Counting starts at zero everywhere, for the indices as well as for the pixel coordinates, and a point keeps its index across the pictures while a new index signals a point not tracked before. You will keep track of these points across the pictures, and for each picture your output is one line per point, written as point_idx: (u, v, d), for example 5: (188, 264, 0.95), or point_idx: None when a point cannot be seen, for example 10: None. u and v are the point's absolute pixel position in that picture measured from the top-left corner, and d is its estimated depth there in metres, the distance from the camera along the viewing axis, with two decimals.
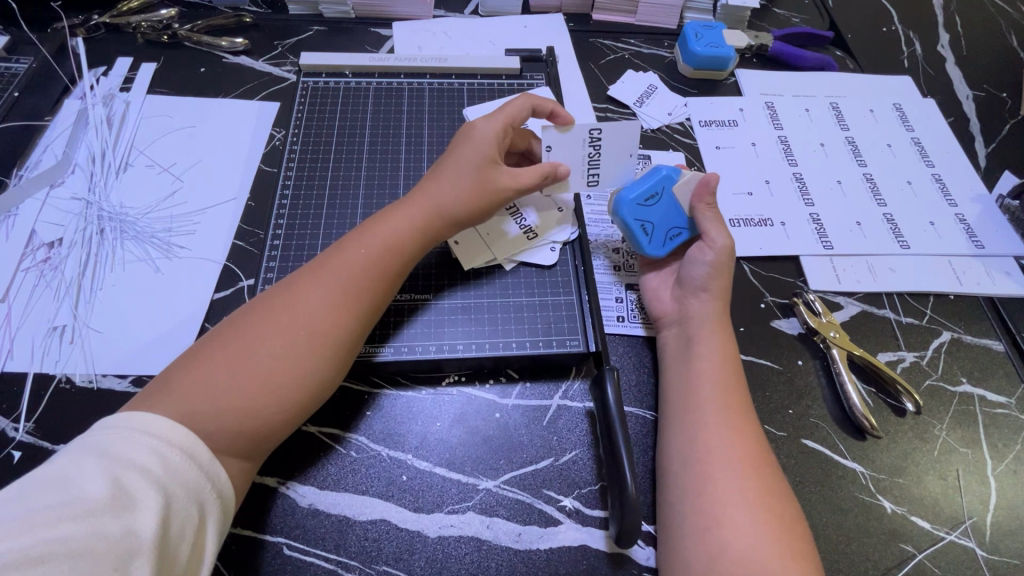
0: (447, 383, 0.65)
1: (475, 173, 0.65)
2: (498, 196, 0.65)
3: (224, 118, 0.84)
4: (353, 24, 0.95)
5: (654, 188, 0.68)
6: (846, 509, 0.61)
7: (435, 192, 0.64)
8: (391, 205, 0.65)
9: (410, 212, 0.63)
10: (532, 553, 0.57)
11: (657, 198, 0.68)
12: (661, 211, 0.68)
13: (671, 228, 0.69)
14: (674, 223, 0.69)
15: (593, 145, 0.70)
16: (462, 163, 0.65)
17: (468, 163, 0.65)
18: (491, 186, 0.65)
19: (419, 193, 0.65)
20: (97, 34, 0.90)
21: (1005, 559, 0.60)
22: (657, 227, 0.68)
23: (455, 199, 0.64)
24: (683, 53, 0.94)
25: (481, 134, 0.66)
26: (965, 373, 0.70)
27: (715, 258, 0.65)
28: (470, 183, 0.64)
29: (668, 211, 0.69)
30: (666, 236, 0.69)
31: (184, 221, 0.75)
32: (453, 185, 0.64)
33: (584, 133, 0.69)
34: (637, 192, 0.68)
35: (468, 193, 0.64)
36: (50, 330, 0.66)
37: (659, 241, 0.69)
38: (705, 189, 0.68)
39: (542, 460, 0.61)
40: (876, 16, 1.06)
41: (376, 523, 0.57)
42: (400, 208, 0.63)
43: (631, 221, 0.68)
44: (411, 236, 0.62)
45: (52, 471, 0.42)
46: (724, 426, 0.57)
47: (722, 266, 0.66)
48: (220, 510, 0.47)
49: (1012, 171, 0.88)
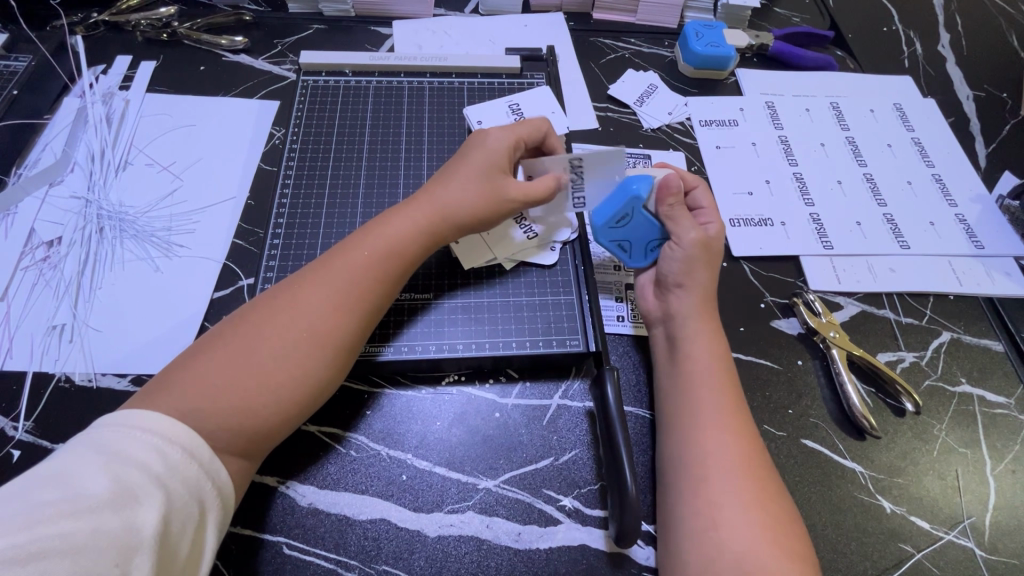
0: (446, 383, 0.65)
1: (479, 179, 0.64)
2: (510, 204, 0.65)
3: (224, 117, 0.84)
4: (353, 22, 0.95)
5: (622, 210, 0.65)
6: (845, 509, 0.61)
7: (438, 192, 0.64)
8: (395, 206, 0.65)
9: (413, 213, 0.63)
10: (532, 553, 0.57)
11: (628, 218, 0.66)
12: (636, 228, 0.66)
13: (649, 240, 0.67)
14: (652, 236, 0.67)
15: (575, 172, 0.68)
16: (471, 167, 0.65)
17: (474, 172, 0.65)
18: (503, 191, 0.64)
19: (423, 194, 0.65)
20: (96, 32, 0.90)
21: (1004, 559, 0.60)
22: (635, 243, 0.68)
23: (463, 201, 0.63)
24: (684, 53, 0.94)
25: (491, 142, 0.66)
26: (964, 373, 0.71)
27: (685, 253, 0.64)
28: (476, 191, 0.64)
29: (642, 226, 0.66)
30: (646, 249, 0.68)
31: (184, 220, 0.75)
32: (456, 188, 0.64)
33: (564, 161, 0.67)
34: (606, 216, 0.66)
35: (477, 196, 0.64)
36: (49, 328, 0.66)
37: (640, 254, 0.68)
38: (667, 193, 0.64)
39: (542, 459, 0.61)
40: (876, 15, 1.06)
41: (376, 523, 0.57)
42: (402, 209, 0.63)
43: (608, 244, 0.68)
44: (414, 237, 0.62)
45: (52, 467, 0.42)
46: (720, 425, 0.56)
47: (696, 258, 0.64)
48: (219, 507, 0.47)
49: (1012, 171, 0.88)
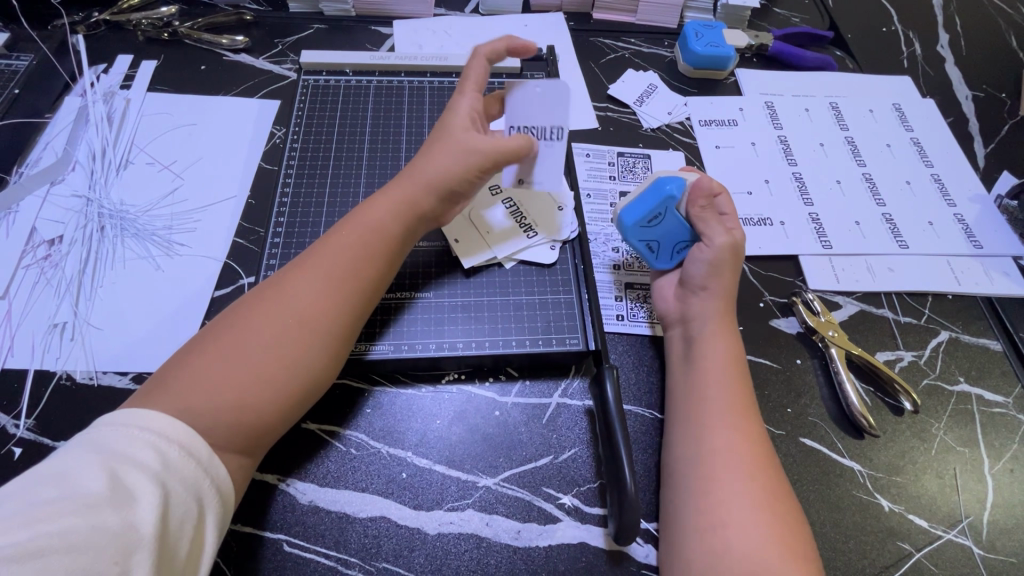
0: (446, 381, 0.66)
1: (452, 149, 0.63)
2: (483, 158, 0.63)
3: (224, 117, 0.84)
4: (354, 22, 0.96)
5: (656, 208, 0.66)
6: (843, 508, 0.61)
7: (417, 175, 0.63)
8: (379, 194, 0.65)
9: (398, 200, 0.63)
10: (532, 551, 0.57)
11: (660, 217, 0.67)
12: (667, 228, 0.67)
13: (678, 241, 0.68)
14: (681, 236, 0.67)
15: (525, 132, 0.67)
16: (436, 140, 0.65)
17: (447, 146, 0.64)
18: (469, 150, 0.63)
19: (404, 179, 0.64)
20: (97, 31, 0.90)
21: (1002, 557, 0.60)
22: (664, 243, 0.68)
23: (436, 172, 0.63)
24: (683, 53, 0.94)
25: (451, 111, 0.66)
26: (963, 372, 0.71)
27: (713, 255, 0.64)
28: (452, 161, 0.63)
29: (674, 226, 0.67)
30: (674, 250, 0.68)
31: (184, 219, 0.75)
32: (434, 164, 0.63)
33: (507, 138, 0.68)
34: (639, 214, 0.67)
35: (450, 164, 0.63)
36: (50, 327, 0.66)
37: (667, 255, 0.69)
38: (699, 194, 0.66)
39: (542, 457, 0.62)
40: (875, 15, 1.06)
41: (377, 520, 0.57)
42: (386, 196, 0.63)
43: (636, 242, 0.68)
44: (401, 225, 0.62)
45: (51, 466, 0.43)
46: (726, 426, 0.57)
47: (722, 262, 0.65)
48: (218, 505, 0.47)
49: (1011, 171, 0.88)
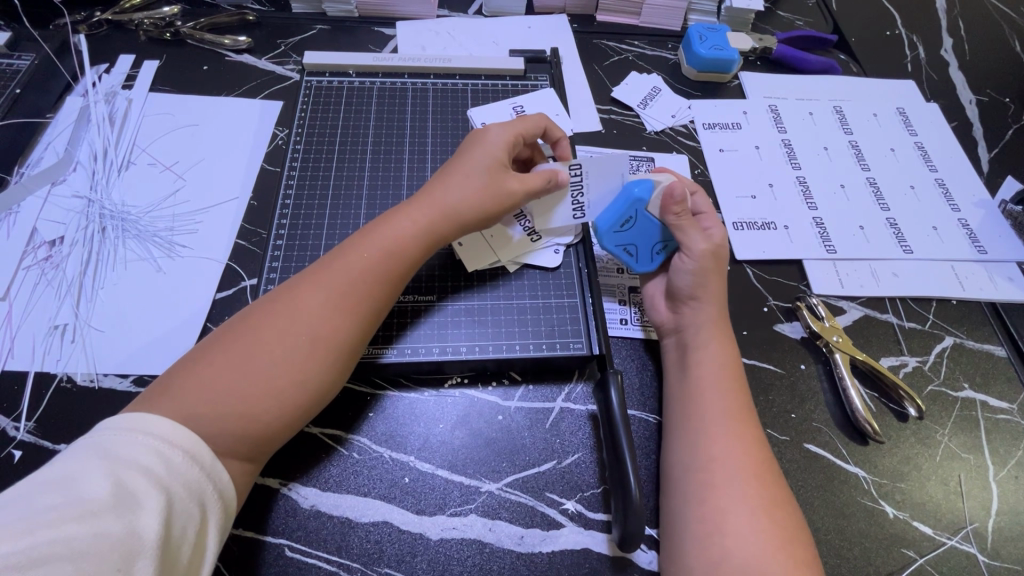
0: (450, 385, 0.65)
1: (483, 177, 0.65)
2: (509, 197, 0.65)
3: (226, 118, 0.84)
4: (356, 22, 0.95)
5: (625, 212, 0.66)
6: (848, 514, 0.61)
7: (446, 201, 0.63)
8: (397, 208, 0.64)
9: (417, 217, 0.62)
10: (534, 556, 0.57)
11: (631, 221, 0.67)
12: (640, 232, 0.67)
13: (654, 244, 0.67)
14: (655, 237, 0.67)
15: (576, 197, 0.70)
16: (473, 168, 0.65)
17: (476, 170, 0.65)
18: (498, 184, 0.65)
19: (428, 197, 0.64)
20: (99, 30, 0.90)
21: (1007, 565, 0.60)
22: (641, 246, 0.68)
23: (466, 207, 0.64)
24: (687, 54, 0.93)
25: (492, 137, 0.67)
26: (967, 379, 0.71)
27: (695, 265, 0.64)
28: (480, 187, 0.64)
29: (646, 229, 0.67)
30: (652, 252, 0.68)
31: (186, 220, 0.74)
32: (462, 188, 0.64)
33: (567, 213, 0.70)
34: (610, 220, 0.67)
35: (478, 193, 0.64)
36: (50, 329, 0.66)
37: (646, 258, 0.68)
38: (671, 201, 0.64)
39: (545, 462, 0.61)
40: (879, 19, 1.06)
41: (378, 526, 0.57)
42: (405, 211, 0.63)
43: (614, 248, 0.68)
44: (416, 243, 0.62)
45: (55, 471, 0.42)
46: (723, 431, 0.57)
47: (706, 270, 0.64)
48: (221, 511, 0.47)
49: (1014, 176, 0.88)
